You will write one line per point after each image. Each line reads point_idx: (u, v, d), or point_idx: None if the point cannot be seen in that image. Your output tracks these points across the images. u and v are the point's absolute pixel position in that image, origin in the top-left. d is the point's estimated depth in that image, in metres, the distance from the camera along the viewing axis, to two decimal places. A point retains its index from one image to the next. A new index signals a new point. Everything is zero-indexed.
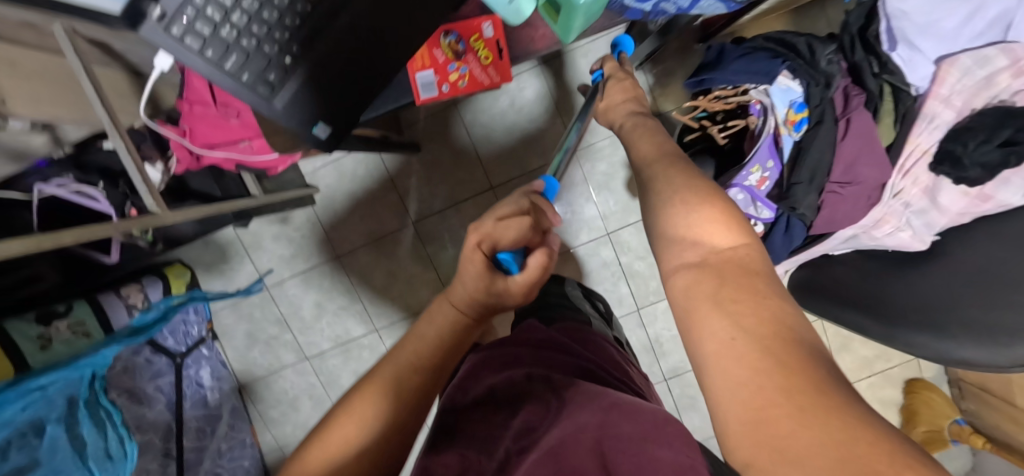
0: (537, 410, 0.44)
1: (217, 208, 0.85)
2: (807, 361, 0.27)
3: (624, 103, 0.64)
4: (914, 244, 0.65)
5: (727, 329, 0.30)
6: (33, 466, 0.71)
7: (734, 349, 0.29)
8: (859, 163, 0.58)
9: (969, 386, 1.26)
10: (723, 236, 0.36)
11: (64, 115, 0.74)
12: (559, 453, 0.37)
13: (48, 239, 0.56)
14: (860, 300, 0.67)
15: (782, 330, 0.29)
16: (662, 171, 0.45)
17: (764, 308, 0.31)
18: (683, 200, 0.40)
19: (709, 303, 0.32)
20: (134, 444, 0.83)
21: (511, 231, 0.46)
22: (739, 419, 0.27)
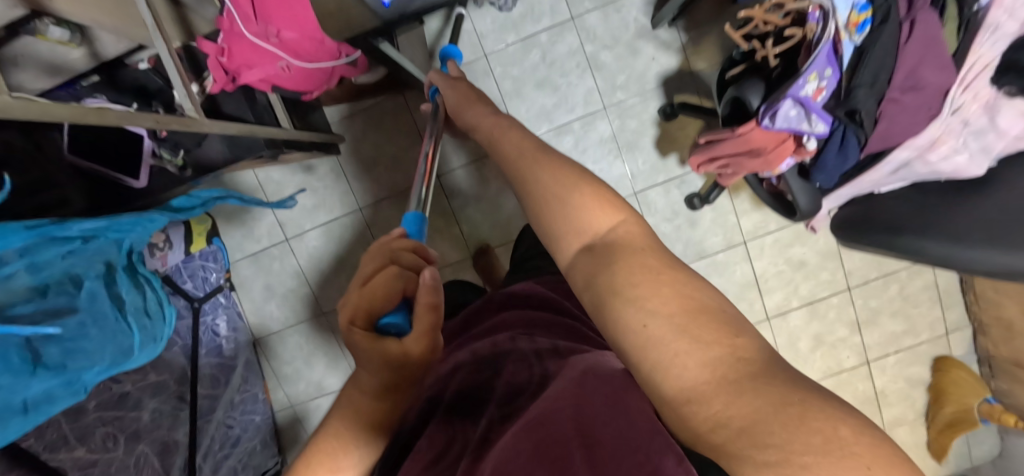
0: (521, 373, 0.46)
1: (254, 130, 0.84)
2: (718, 331, 0.33)
3: (472, 105, 0.63)
4: (972, 170, 0.63)
5: (641, 316, 0.35)
6: (71, 312, 0.62)
7: (649, 333, 0.34)
8: (923, 67, 0.56)
9: (1001, 364, 1.22)
10: (604, 219, 0.44)
11: (104, 20, 0.72)
12: (541, 421, 0.34)
13: (93, 114, 0.53)
14: (914, 223, 0.65)
15: (688, 303, 0.35)
16: (527, 167, 0.50)
17: (664, 284, 0.37)
18: (557, 195, 0.46)
19: (612, 292, 0.38)
20: (169, 308, 0.85)
21: (378, 295, 0.43)
22: (674, 400, 0.32)
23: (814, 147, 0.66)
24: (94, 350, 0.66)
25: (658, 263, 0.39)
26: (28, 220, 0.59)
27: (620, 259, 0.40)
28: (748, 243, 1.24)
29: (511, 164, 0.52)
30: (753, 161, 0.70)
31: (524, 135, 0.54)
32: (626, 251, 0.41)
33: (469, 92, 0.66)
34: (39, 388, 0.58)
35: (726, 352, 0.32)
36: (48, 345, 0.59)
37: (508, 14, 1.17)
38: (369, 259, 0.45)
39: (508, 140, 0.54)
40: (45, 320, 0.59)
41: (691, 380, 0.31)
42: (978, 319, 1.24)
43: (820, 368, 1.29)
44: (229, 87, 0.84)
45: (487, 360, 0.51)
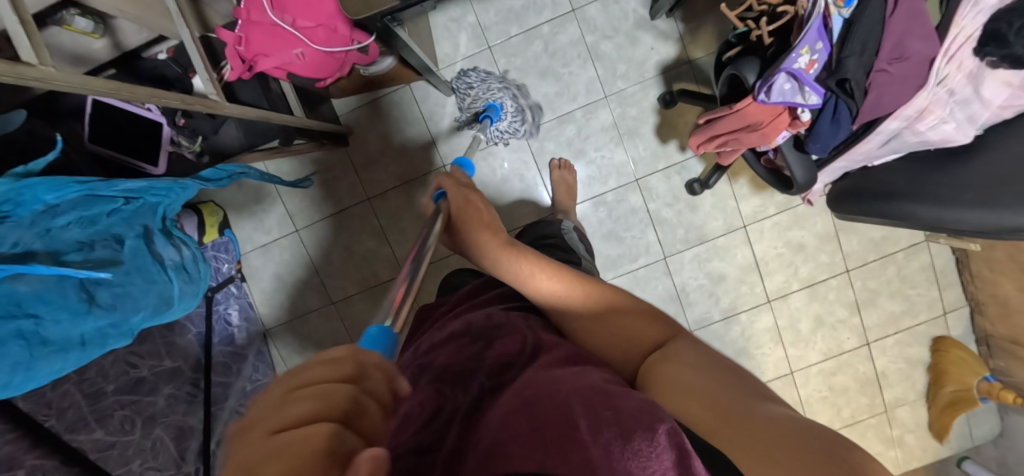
0: (513, 345, 0.50)
1: (269, 116, 0.87)
2: (740, 384, 0.43)
3: (488, 235, 0.65)
4: (958, 137, 0.67)
5: (681, 367, 0.45)
6: (117, 264, 0.64)
7: (688, 377, 0.44)
8: (909, 36, 0.60)
9: (998, 342, 1.24)
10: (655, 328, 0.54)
11: (130, 11, 0.75)
12: (534, 399, 0.38)
13: (123, 87, 0.56)
14: (906, 190, 0.68)
15: (717, 369, 0.45)
16: (561, 284, 0.57)
17: (700, 356, 0.47)
18: (602, 315, 0.55)
19: (661, 360, 0.47)
20: (212, 266, 0.86)
21: (279, 468, 0.21)
22: (698, 412, 0.40)
23: (808, 118, 0.70)
24: (139, 298, 0.67)
25: (696, 349, 0.48)
26: (79, 176, 0.61)
27: (669, 354, 0.48)
28: (748, 227, 1.26)
29: (546, 296, 0.58)
30: (751, 136, 0.74)
31: (540, 257, 0.60)
32: (668, 343, 0.50)
33: (484, 211, 0.68)
34: (93, 326, 0.61)
35: (746, 391, 0.42)
36: (98, 289, 0.61)
37: (511, 6, 1.21)
38: (308, 392, 0.26)
39: (535, 265, 0.59)
40: (96, 268, 0.61)
41: (727, 406, 0.40)
42: (975, 298, 1.26)
43: (821, 350, 1.31)
44: (244, 75, 0.88)
45: (478, 332, 0.53)
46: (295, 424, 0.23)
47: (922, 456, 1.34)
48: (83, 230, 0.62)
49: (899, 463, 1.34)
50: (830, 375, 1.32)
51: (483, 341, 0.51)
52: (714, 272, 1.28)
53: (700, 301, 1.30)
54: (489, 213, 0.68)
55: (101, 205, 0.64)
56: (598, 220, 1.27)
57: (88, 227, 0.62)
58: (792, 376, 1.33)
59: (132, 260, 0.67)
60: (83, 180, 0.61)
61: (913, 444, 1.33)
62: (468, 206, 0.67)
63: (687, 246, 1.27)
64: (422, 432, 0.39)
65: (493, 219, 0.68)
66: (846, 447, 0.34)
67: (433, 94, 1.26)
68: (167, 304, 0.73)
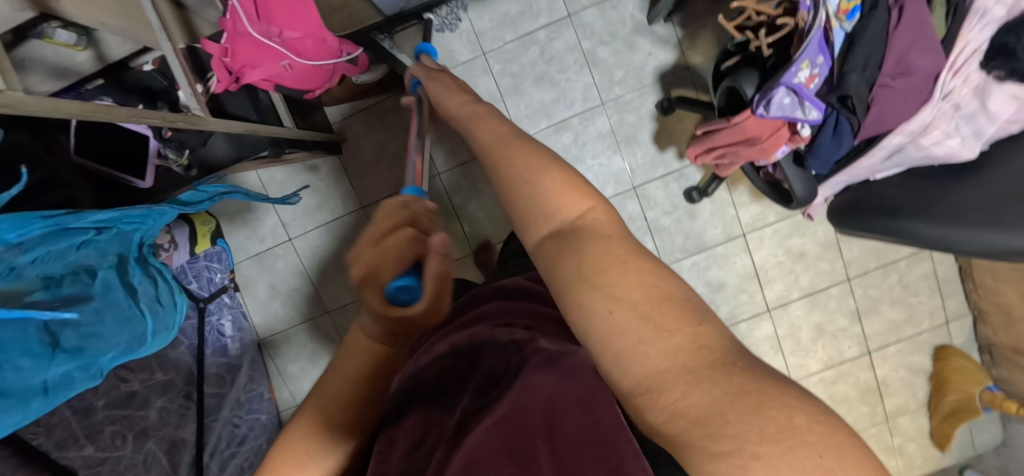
0: (500, 361, 0.44)
1: (255, 128, 0.86)
2: (682, 318, 0.32)
3: (451, 97, 0.63)
4: (964, 153, 0.64)
5: (606, 303, 0.34)
6: (88, 299, 0.64)
7: (612, 322, 0.33)
8: (912, 52, 0.58)
9: (1001, 351, 1.22)
10: (573, 205, 0.42)
11: (112, 24, 0.74)
12: (513, 420, 0.35)
13: (103, 109, 0.56)
14: (908, 206, 0.66)
15: (655, 292, 0.34)
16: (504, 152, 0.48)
17: (628, 273, 0.35)
18: (533, 187, 0.43)
19: (576, 278, 0.36)
20: (180, 297, 0.89)
21: (391, 256, 0.46)
22: (632, 384, 0.31)
23: (808, 133, 0.67)
24: (110, 335, 0.68)
25: (630, 251, 0.37)
26: (44, 210, 0.60)
27: (597, 254, 0.37)
28: (747, 236, 1.25)
29: (489, 152, 0.50)
30: (750, 150, 0.72)
31: (501, 125, 0.54)
32: (588, 242, 0.38)
33: (451, 83, 0.66)
34: (58, 371, 0.59)
35: (687, 340, 0.31)
36: (65, 330, 0.60)
37: (506, 11, 1.19)
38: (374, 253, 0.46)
39: (488, 134, 0.52)
40: (63, 306, 0.60)
41: (648, 357, 0.31)
42: (978, 307, 1.25)
43: (822, 359, 1.30)
44: (231, 86, 0.85)
45: (468, 351, 0.49)
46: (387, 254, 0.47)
47: (923, 465, 1.32)
48: (44, 267, 0.59)
49: (900, 472, 1.33)
50: (831, 384, 1.31)
51: (468, 359, 0.47)
52: (713, 280, 1.26)
53: None
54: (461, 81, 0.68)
55: (68, 238, 0.63)
56: None
57: (56, 261, 0.61)
58: None
59: (103, 297, 0.68)
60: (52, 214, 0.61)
61: (915, 453, 1.32)
62: (436, 81, 0.67)
63: (686, 254, 1.25)
64: (407, 459, 0.39)
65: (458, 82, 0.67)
66: (817, 430, 0.24)
67: None
68: (137, 340, 0.75)
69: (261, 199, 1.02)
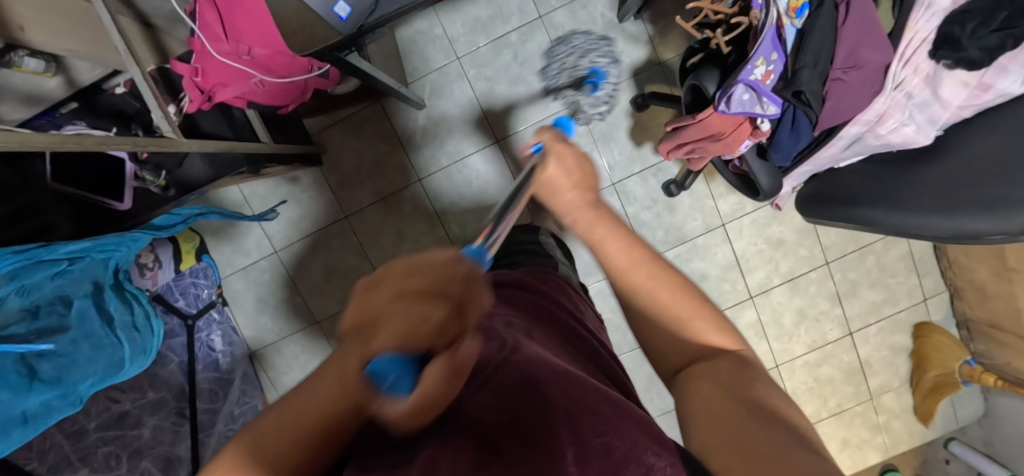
0: (491, 346, 0.42)
1: (230, 145, 0.87)
2: (778, 422, 0.33)
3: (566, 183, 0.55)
4: (920, 139, 0.66)
5: (716, 389, 0.38)
6: (64, 330, 0.69)
7: (718, 404, 0.36)
8: (861, 46, 0.60)
9: (978, 325, 1.25)
10: (721, 338, 0.45)
11: (79, 50, 0.76)
12: (517, 425, 0.31)
13: (72, 139, 0.57)
14: (867, 195, 0.68)
15: (766, 399, 0.36)
16: (636, 267, 0.49)
17: (746, 384, 0.38)
18: (674, 315, 0.46)
19: (711, 379, 0.39)
20: (158, 321, 0.88)
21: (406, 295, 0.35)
22: (718, 437, 0.32)
23: (768, 128, 0.70)
24: (84, 365, 0.72)
25: (742, 373, 0.40)
26: (14, 246, 0.65)
27: (710, 370, 0.41)
28: (727, 226, 1.27)
29: (625, 276, 0.49)
30: (714, 145, 0.74)
31: (631, 244, 0.50)
32: (716, 359, 0.42)
33: (577, 166, 0.56)
34: (37, 400, 0.65)
35: (745, 406, 0.35)
36: (41, 361, 0.66)
37: (477, 16, 1.20)
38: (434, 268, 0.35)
39: (613, 241, 0.51)
40: (38, 338, 0.66)
41: (721, 411, 0.35)
42: (954, 284, 1.27)
43: (805, 342, 1.32)
44: (204, 106, 0.87)
45: None
46: (417, 293, 0.33)
47: (908, 440, 1.35)
48: (26, 298, 0.66)
49: (887, 449, 1.35)
50: (816, 367, 1.33)
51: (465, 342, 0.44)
52: (695, 272, 1.29)
53: None
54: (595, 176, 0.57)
55: (44, 269, 0.68)
56: None
57: (26, 295, 0.66)
58: (777, 369, 1.34)
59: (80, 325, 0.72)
60: (24, 248, 0.65)
61: (900, 429, 1.34)
62: (564, 158, 0.57)
63: (667, 247, 1.27)
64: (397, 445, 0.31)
65: (587, 169, 0.57)
66: None
67: (404, 107, 1.25)
68: (118, 364, 0.79)
69: (238, 217, 1.04)
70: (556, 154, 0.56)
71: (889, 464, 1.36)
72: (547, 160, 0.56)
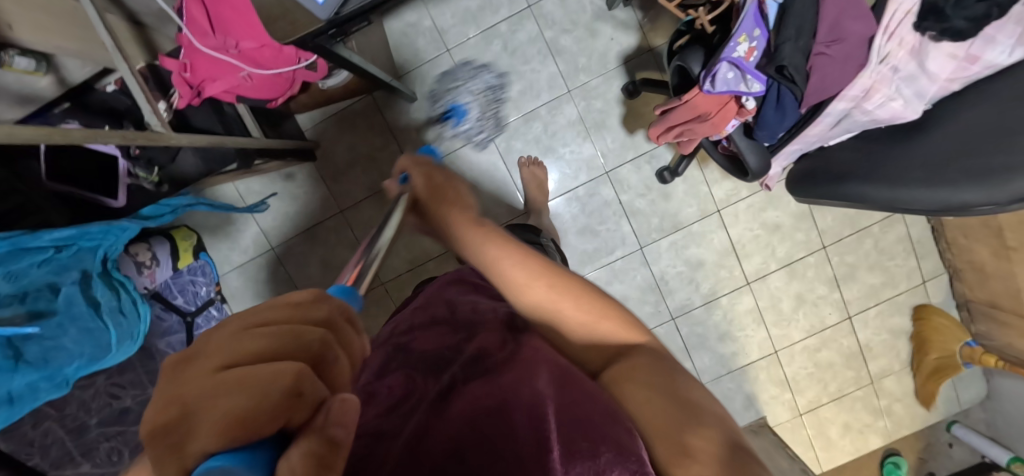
0: (494, 339, 0.48)
1: (222, 140, 0.87)
2: (710, 426, 0.40)
3: (447, 205, 0.60)
4: (908, 114, 0.66)
5: (642, 394, 0.42)
6: (50, 314, 0.72)
7: (653, 410, 0.41)
8: (845, 18, 0.60)
9: (978, 306, 1.24)
10: (630, 334, 0.50)
11: (70, 47, 0.77)
12: (506, 409, 0.37)
13: (59, 132, 0.58)
14: (855, 171, 0.68)
15: (690, 399, 0.42)
16: (536, 276, 0.52)
17: (672, 382, 0.44)
18: (589, 318, 0.50)
19: (639, 383, 0.43)
20: (144, 306, 0.89)
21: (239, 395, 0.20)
22: (664, 449, 0.38)
23: (753, 106, 0.70)
24: (72, 349, 0.74)
25: (662, 367, 0.46)
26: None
27: (636, 366, 0.45)
28: (722, 212, 1.26)
29: (522, 292, 0.52)
30: (702, 126, 0.74)
31: (523, 249, 0.55)
32: (636, 357, 0.47)
33: (446, 188, 0.62)
34: (20, 382, 0.68)
35: (709, 438, 0.38)
36: (26, 343, 0.69)
37: (466, 7, 1.20)
38: (278, 319, 0.25)
39: (509, 260, 0.54)
40: (24, 322, 0.69)
41: (695, 447, 0.37)
42: (952, 265, 1.27)
43: (804, 327, 1.32)
44: (195, 101, 0.88)
45: (460, 323, 0.52)
46: (253, 361, 0.22)
47: (911, 424, 1.34)
48: (15, 284, 0.69)
49: (889, 433, 1.35)
50: (815, 352, 1.33)
51: (460, 330, 0.51)
52: (692, 259, 1.28)
53: (680, 289, 1.30)
54: (469, 198, 0.63)
55: (30, 257, 0.72)
56: (572, 215, 1.26)
57: (14, 281, 0.69)
58: (776, 355, 1.33)
59: (67, 310, 0.75)
60: (7, 236, 0.69)
61: (902, 413, 1.34)
62: (433, 189, 0.61)
63: (663, 234, 1.27)
64: (384, 418, 0.37)
65: (456, 187, 0.63)
66: None
67: (396, 101, 1.25)
68: (105, 347, 0.80)
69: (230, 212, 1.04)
70: (424, 177, 0.62)
71: (892, 448, 1.35)
72: (416, 185, 0.61)
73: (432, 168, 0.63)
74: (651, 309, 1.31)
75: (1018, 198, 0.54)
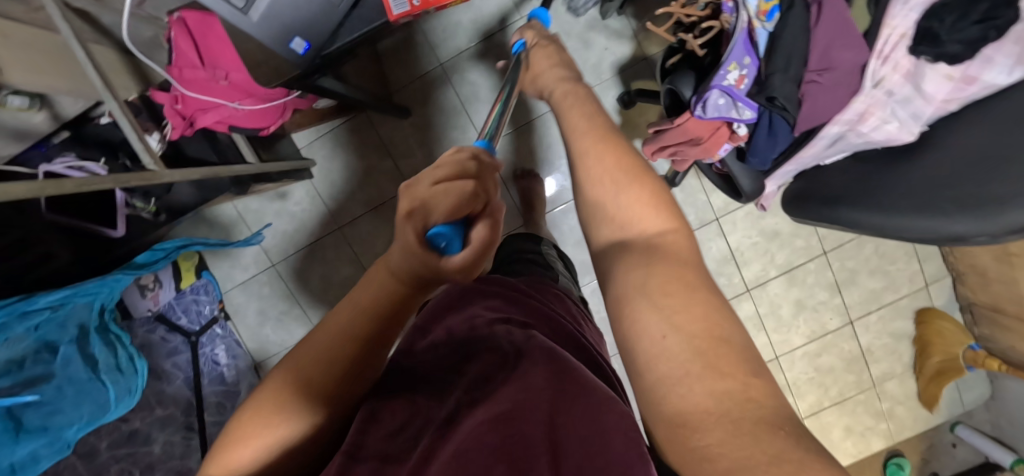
0: (496, 358, 0.39)
1: (215, 170, 0.87)
2: (739, 363, 0.31)
3: (551, 69, 0.63)
4: (903, 136, 0.65)
5: (660, 328, 0.33)
6: (48, 378, 0.74)
7: (664, 347, 0.32)
8: (834, 46, 0.58)
9: (981, 309, 1.23)
10: (652, 220, 0.41)
11: (60, 86, 0.79)
12: (510, 418, 0.30)
13: (51, 185, 0.58)
14: (849, 195, 0.67)
15: (714, 329, 0.32)
16: (592, 145, 0.48)
17: (693, 303, 0.34)
18: (614, 181, 0.44)
19: (644, 299, 0.35)
20: (142, 362, 0.91)
21: (445, 202, 0.42)
22: (666, 427, 0.30)
23: (745, 132, 0.69)
24: (70, 411, 0.78)
25: (678, 260, 0.38)
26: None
27: (653, 249, 0.39)
28: (720, 219, 1.26)
29: (576, 141, 0.50)
30: (694, 149, 0.73)
31: (595, 114, 0.52)
32: (663, 242, 0.40)
33: (555, 54, 0.64)
34: (25, 450, 0.72)
35: (737, 388, 0.29)
36: (27, 411, 0.72)
37: (457, 21, 1.19)
38: (448, 161, 0.44)
39: (579, 116, 0.52)
40: (22, 389, 0.71)
41: (698, 407, 0.29)
42: (955, 269, 1.25)
43: (805, 333, 1.31)
44: (187, 131, 0.89)
45: (461, 342, 0.44)
46: (448, 178, 0.43)
47: (913, 426, 1.34)
48: (8, 351, 0.71)
49: (892, 436, 1.35)
50: (816, 357, 1.33)
51: (467, 347, 0.42)
52: None
53: None
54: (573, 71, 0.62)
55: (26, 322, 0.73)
56: (569, 226, 1.26)
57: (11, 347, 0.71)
58: (776, 361, 1.33)
59: (65, 371, 0.77)
60: (3, 304, 0.69)
61: (904, 415, 1.34)
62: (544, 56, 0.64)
63: None
64: (389, 441, 0.35)
65: (564, 56, 0.65)
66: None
67: (390, 117, 1.25)
68: (104, 407, 0.83)
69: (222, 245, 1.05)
70: (540, 48, 0.66)
71: (895, 451, 1.35)
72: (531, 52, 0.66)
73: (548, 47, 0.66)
74: None
75: (1012, 230, 0.53)
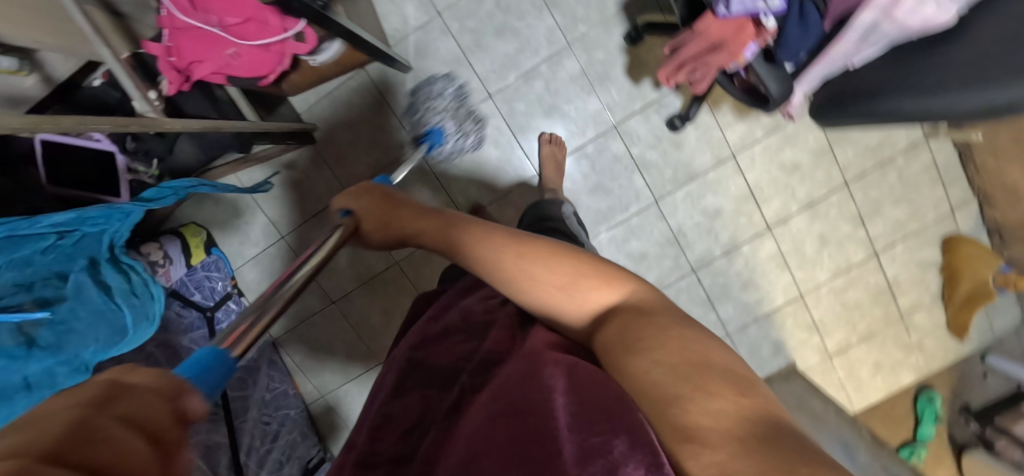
0: (505, 338, 0.49)
1: (217, 124, 0.85)
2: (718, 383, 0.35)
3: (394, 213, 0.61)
4: (942, 18, 0.56)
5: (646, 364, 0.37)
6: (59, 300, 0.72)
7: (649, 379, 0.36)
8: None
9: (1010, 230, 1.20)
10: (610, 295, 0.45)
11: (47, 40, 0.75)
12: (517, 406, 0.36)
13: (47, 120, 0.55)
14: (892, 82, 0.62)
15: (696, 360, 0.37)
16: (508, 255, 0.48)
17: (673, 341, 0.38)
18: (558, 285, 0.46)
19: (624, 348, 0.39)
20: (157, 285, 0.88)
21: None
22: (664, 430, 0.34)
23: (773, 25, 0.68)
24: (84, 333, 0.75)
25: (642, 315, 0.42)
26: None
27: (626, 313, 0.43)
28: (737, 156, 1.22)
29: (490, 268, 0.49)
30: (718, 57, 0.72)
31: (489, 234, 0.51)
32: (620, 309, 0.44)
33: (387, 200, 0.63)
34: (37, 367, 0.68)
35: (730, 407, 0.33)
36: (38, 328, 0.69)
37: None
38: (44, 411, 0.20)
39: (475, 238, 0.52)
40: (34, 308, 0.69)
41: (700, 425, 0.32)
42: (982, 191, 1.22)
43: (830, 268, 1.28)
44: (184, 86, 0.86)
45: (476, 327, 0.54)
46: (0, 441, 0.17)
47: (944, 357, 1.31)
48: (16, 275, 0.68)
49: (923, 368, 1.32)
50: (842, 292, 1.30)
51: (482, 335, 0.52)
52: (709, 208, 1.24)
53: (699, 240, 1.26)
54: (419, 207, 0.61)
55: (30, 245, 0.68)
56: (582, 173, 1.23)
57: (18, 270, 0.68)
58: (802, 299, 1.30)
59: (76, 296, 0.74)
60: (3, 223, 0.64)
61: (934, 347, 1.31)
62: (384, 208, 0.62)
63: (678, 186, 1.23)
64: (401, 442, 0.43)
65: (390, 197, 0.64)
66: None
67: (390, 72, 1.21)
68: (121, 331, 0.81)
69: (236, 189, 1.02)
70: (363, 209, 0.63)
71: (925, 384, 1.33)
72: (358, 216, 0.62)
73: (372, 194, 0.64)
74: (670, 264, 1.28)
75: None
